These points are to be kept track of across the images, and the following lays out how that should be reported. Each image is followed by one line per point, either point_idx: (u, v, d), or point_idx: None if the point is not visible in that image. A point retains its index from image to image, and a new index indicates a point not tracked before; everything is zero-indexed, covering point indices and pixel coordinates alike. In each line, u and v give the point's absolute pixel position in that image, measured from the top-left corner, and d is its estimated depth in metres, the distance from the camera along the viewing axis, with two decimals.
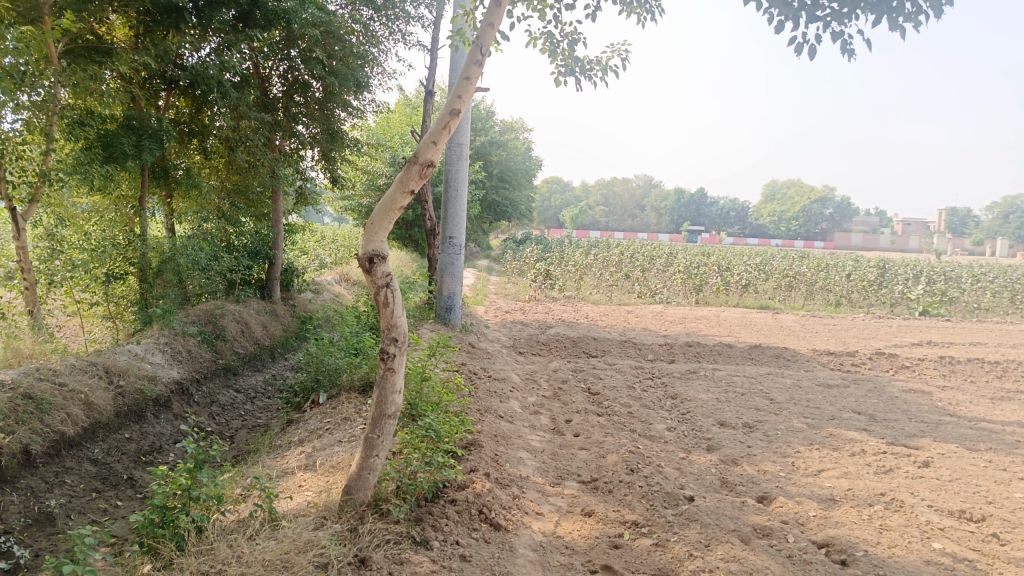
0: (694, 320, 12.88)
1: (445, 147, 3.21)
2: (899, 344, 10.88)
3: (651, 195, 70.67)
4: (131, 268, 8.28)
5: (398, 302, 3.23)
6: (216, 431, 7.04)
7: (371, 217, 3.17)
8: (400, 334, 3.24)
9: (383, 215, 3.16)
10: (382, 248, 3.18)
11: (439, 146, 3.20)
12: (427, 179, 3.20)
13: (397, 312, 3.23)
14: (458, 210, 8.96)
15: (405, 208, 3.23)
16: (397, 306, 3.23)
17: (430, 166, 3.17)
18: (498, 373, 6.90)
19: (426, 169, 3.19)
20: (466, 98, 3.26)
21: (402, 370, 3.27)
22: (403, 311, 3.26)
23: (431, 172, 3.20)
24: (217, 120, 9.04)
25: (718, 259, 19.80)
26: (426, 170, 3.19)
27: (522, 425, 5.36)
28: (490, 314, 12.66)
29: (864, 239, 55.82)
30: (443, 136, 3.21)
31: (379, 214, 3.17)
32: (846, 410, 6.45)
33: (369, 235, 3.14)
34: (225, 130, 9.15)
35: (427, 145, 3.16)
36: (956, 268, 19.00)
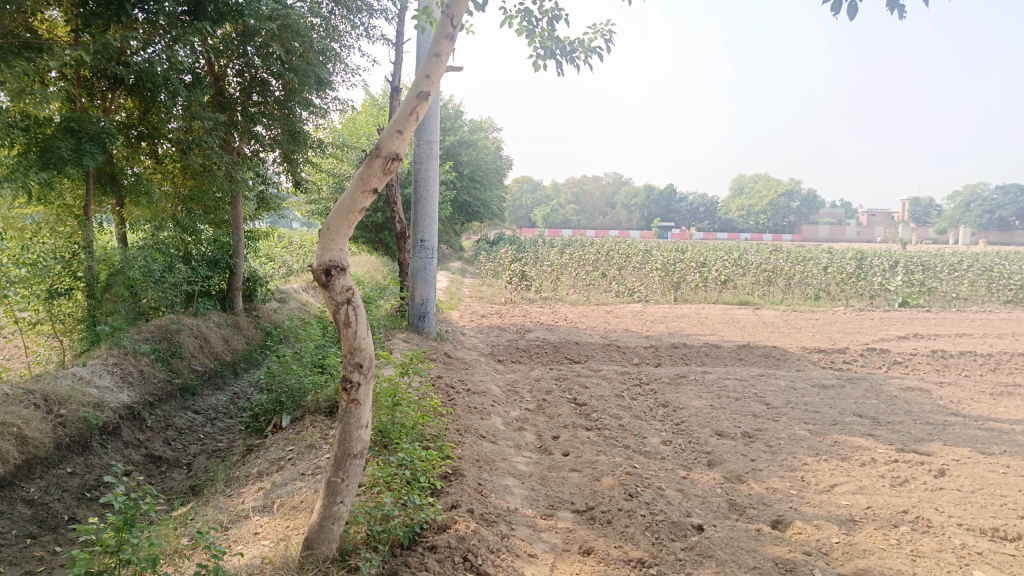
0: (674, 319, 12.52)
1: (412, 138, 2.74)
2: (886, 338, 10.60)
3: (622, 192, 70.65)
4: (78, 282, 7.67)
5: (363, 321, 2.76)
6: (171, 459, 6.49)
7: (327, 221, 2.69)
8: (365, 358, 2.77)
9: (342, 219, 2.69)
10: (341, 258, 2.70)
11: (406, 136, 2.73)
12: (392, 175, 2.71)
13: (362, 333, 2.75)
14: (429, 212, 8.46)
15: (367, 210, 2.74)
16: (361, 327, 2.76)
17: (397, 160, 2.69)
18: (477, 386, 6.43)
19: (392, 165, 2.71)
20: (435, 80, 2.80)
21: (369, 402, 2.80)
22: (367, 332, 2.78)
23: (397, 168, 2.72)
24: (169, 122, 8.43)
25: (695, 255, 19.48)
26: (392, 165, 2.71)
27: (505, 445, 4.90)
28: (466, 318, 12.18)
29: (832, 231, 56.32)
30: (410, 126, 2.73)
31: (337, 217, 2.69)
32: (847, 413, 6.08)
33: (326, 243, 2.66)
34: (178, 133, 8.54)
35: (391, 135, 2.69)
36: (932, 258, 18.90)
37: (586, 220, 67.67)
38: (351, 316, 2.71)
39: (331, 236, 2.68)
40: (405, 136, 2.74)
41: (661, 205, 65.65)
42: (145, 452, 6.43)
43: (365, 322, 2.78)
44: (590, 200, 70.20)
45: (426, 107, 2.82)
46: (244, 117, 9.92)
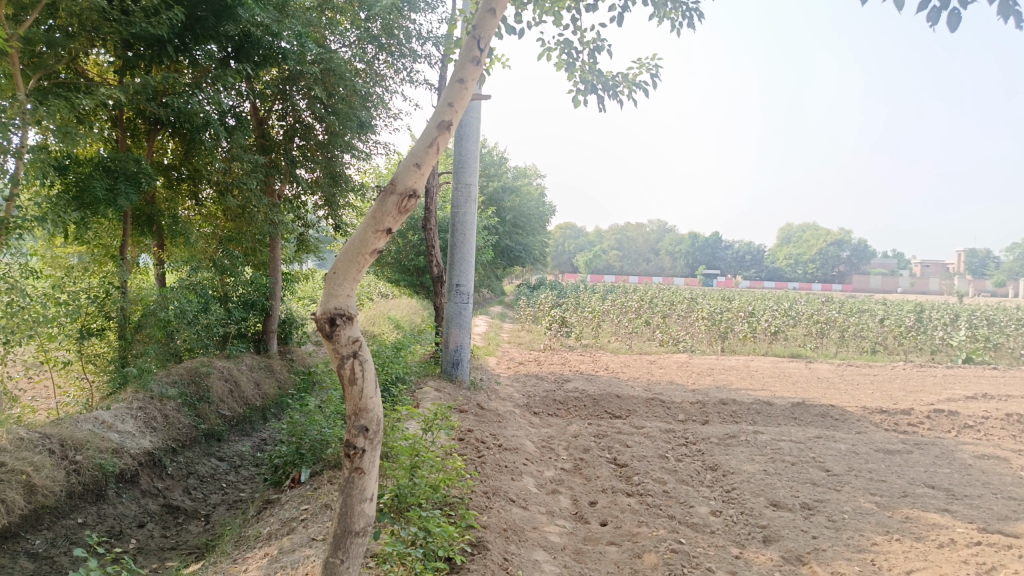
0: (722, 371, 11.94)
1: (431, 173, 2.47)
2: (953, 397, 9.87)
3: (666, 239, 69.99)
4: (109, 322, 7.54)
5: (371, 379, 2.46)
6: (189, 509, 6.20)
7: (332, 265, 2.40)
8: (372, 422, 2.46)
9: (350, 263, 2.39)
10: (348, 306, 2.41)
11: (424, 171, 2.45)
12: (407, 214, 2.42)
13: (369, 393, 2.45)
14: (465, 256, 8.19)
15: (379, 252, 2.44)
16: (370, 385, 2.45)
17: (415, 196, 2.40)
18: (510, 441, 6.04)
19: (410, 202, 2.43)
20: (458, 108, 2.53)
21: (375, 471, 2.48)
22: (376, 391, 2.47)
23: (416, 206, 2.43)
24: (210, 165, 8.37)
25: (742, 304, 18.84)
26: (409, 202, 2.42)
27: (537, 511, 4.47)
28: (503, 366, 11.81)
29: (884, 281, 54.68)
30: (429, 160, 2.46)
31: (345, 259, 2.39)
32: (917, 483, 5.50)
33: (332, 290, 2.37)
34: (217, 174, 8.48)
35: (408, 170, 2.40)
36: (997, 312, 17.93)
37: (630, 267, 67.10)
38: (359, 374, 2.40)
39: (338, 282, 2.38)
40: (424, 171, 2.46)
41: (706, 253, 64.67)
42: (163, 501, 6.16)
43: (374, 380, 2.47)
44: (633, 247, 69.70)
45: (449, 139, 2.55)
46: (284, 160, 9.89)
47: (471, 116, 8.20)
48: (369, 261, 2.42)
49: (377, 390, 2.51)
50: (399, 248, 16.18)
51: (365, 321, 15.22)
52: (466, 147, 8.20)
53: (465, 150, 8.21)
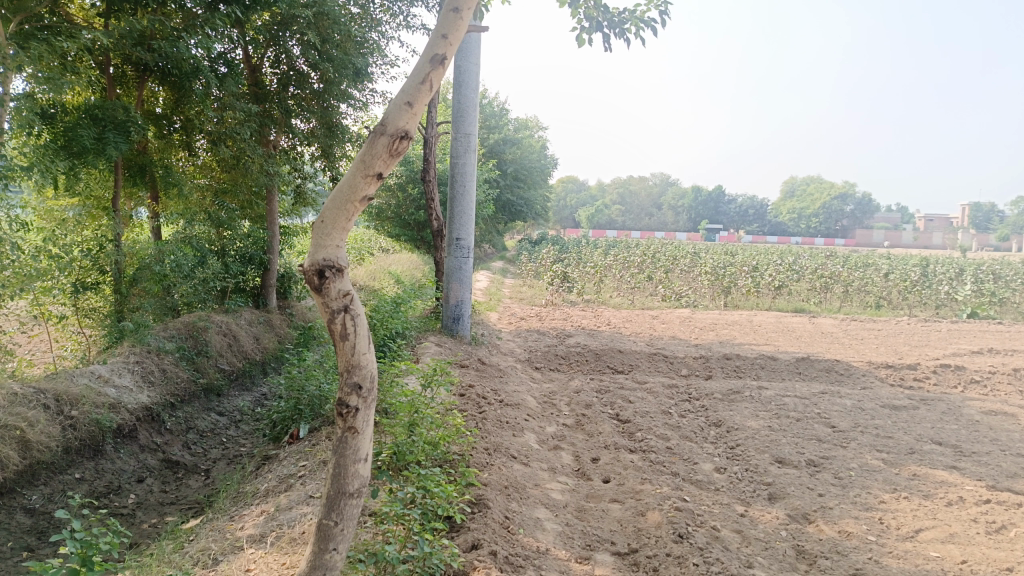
0: (725, 326, 11.85)
1: (424, 113, 2.29)
2: (957, 352, 9.79)
3: (669, 193, 69.40)
4: (104, 276, 7.38)
5: (364, 334, 2.32)
6: (189, 464, 6.16)
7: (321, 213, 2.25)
8: (366, 379, 2.32)
9: (340, 210, 2.24)
10: (338, 256, 2.26)
11: (417, 110, 2.28)
12: (398, 158, 2.25)
13: (363, 348, 2.31)
14: (466, 208, 8.01)
15: (370, 199, 2.28)
16: (363, 339, 2.31)
17: (406, 137, 2.23)
18: (511, 396, 5.96)
19: (402, 143, 2.26)
20: (453, 41, 2.35)
21: (370, 429, 2.36)
22: (369, 346, 2.33)
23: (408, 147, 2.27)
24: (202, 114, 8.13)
25: (746, 258, 18.67)
26: (402, 143, 2.26)
27: (539, 467, 4.40)
28: (504, 320, 11.72)
29: (888, 236, 54.36)
30: (421, 99, 2.28)
31: (332, 207, 2.24)
32: (924, 439, 5.43)
33: (320, 241, 2.22)
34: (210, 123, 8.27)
35: (398, 108, 2.23)
36: (1003, 267, 17.77)
37: (632, 221, 66.71)
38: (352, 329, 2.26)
39: (326, 231, 2.24)
40: (417, 110, 2.29)
41: (709, 207, 64.19)
42: (162, 456, 6.11)
43: (367, 334, 2.33)
44: (636, 201, 69.18)
45: (443, 75, 2.37)
46: (280, 110, 9.63)
47: (471, 63, 7.95)
48: (359, 208, 2.26)
49: (371, 345, 2.37)
50: (399, 201, 15.97)
51: (366, 275, 15.09)
52: (467, 96, 7.97)
53: (466, 99, 7.98)
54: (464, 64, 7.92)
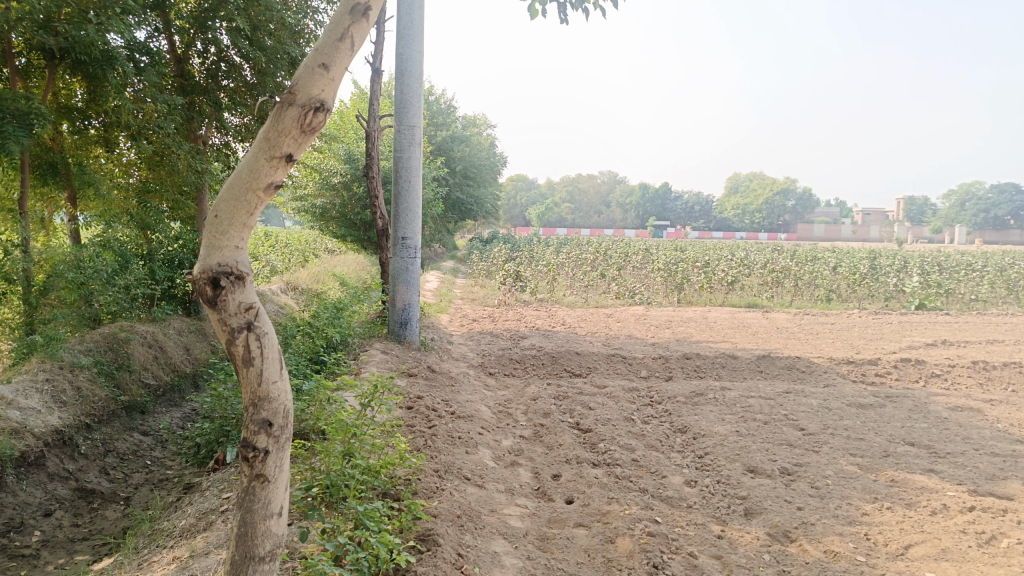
0: (681, 323, 11.61)
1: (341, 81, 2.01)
2: (913, 345, 9.72)
3: (618, 190, 69.82)
4: (12, 286, 6.63)
5: (274, 359, 2.05)
6: (107, 492, 5.54)
7: (218, 202, 1.97)
8: (275, 415, 2.04)
9: (240, 198, 1.96)
10: (235, 260, 1.98)
11: (332, 78, 2.00)
12: (310, 133, 1.97)
13: (274, 377, 2.04)
14: (412, 205, 7.54)
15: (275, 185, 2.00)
16: (273, 365, 2.05)
17: (321, 108, 1.95)
18: (463, 407, 5.54)
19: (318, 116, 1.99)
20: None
21: (283, 473, 2.09)
22: (281, 373, 2.07)
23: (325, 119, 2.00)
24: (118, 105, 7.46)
25: (697, 254, 18.59)
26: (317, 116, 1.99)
27: (495, 489, 3.97)
28: (455, 323, 11.26)
29: (829, 229, 55.63)
30: (337, 62, 2.02)
31: (231, 193, 1.95)
32: (896, 440, 5.19)
33: (216, 237, 1.94)
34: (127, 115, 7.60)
35: (311, 75, 1.95)
36: (946, 258, 18.05)
37: (581, 218, 66.84)
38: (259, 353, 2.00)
39: (225, 222, 1.96)
40: (333, 77, 2.02)
41: (657, 204, 64.77)
42: (75, 485, 5.48)
43: (278, 358, 2.07)
44: (585, 199, 69.35)
45: (366, 29, 2.08)
46: (209, 103, 9.00)
47: (414, 50, 7.51)
48: (265, 195, 1.99)
49: (284, 372, 2.10)
50: (344, 200, 15.36)
51: (309, 278, 14.42)
52: (409, 85, 7.47)
53: (409, 87, 7.47)
54: (405, 51, 7.48)
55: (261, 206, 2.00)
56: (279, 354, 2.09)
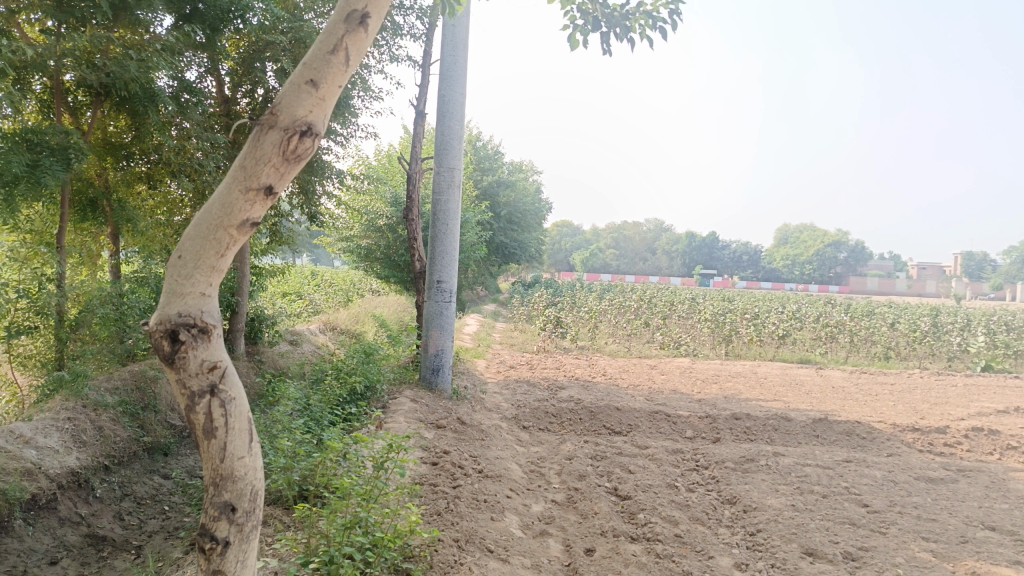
0: (728, 378, 11.04)
1: (324, 105, 2.14)
2: (983, 411, 8.99)
3: (664, 238, 69.20)
4: (43, 320, 6.54)
5: (240, 432, 2.16)
6: (118, 539, 5.28)
7: (188, 236, 2.09)
8: (239, 497, 2.15)
9: (212, 232, 2.08)
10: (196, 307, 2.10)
11: (316, 104, 2.14)
12: (289, 159, 2.10)
13: (241, 453, 2.16)
14: (448, 248, 7.30)
15: (249, 215, 2.11)
16: (240, 439, 2.17)
17: (303, 129, 2.08)
18: (493, 465, 5.18)
19: (302, 139, 2.12)
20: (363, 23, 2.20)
21: (243, 564, 2.18)
22: (249, 449, 2.18)
23: (309, 143, 2.13)
24: (160, 143, 7.42)
25: (745, 306, 18.00)
26: (301, 138, 2.12)
27: (520, 564, 3.56)
28: (492, 369, 10.93)
29: (882, 283, 53.89)
30: (325, 88, 2.15)
31: (206, 223, 2.07)
32: (975, 523, 4.62)
33: (182, 277, 2.06)
34: (168, 153, 7.57)
35: (295, 100, 2.09)
36: (1013, 317, 17.07)
37: (626, 265, 66.25)
38: (224, 426, 2.12)
39: (193, 259, 2.08)
40: (318, 100, 2.15)
41: (704, 253, 63.90)
42: (86, 531, 5.25)
43: (246, 432, 2.19)
44: (630, 246, 68.89)
45: (361, 38, 2.22)
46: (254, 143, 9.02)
47: (457, 91, 7.35)
48: (238, 228, 2.11)
49: (254, 448, 2.22)
50: (388, 242, 15.31)
51: (348, 319, 14.29)
52: (450, 127, 7.30)
53: (449, 128, 7.30)
54: (447, 92, 7.32)
55: (233, 240, 2.11)
56: (248, 426, 2.21)
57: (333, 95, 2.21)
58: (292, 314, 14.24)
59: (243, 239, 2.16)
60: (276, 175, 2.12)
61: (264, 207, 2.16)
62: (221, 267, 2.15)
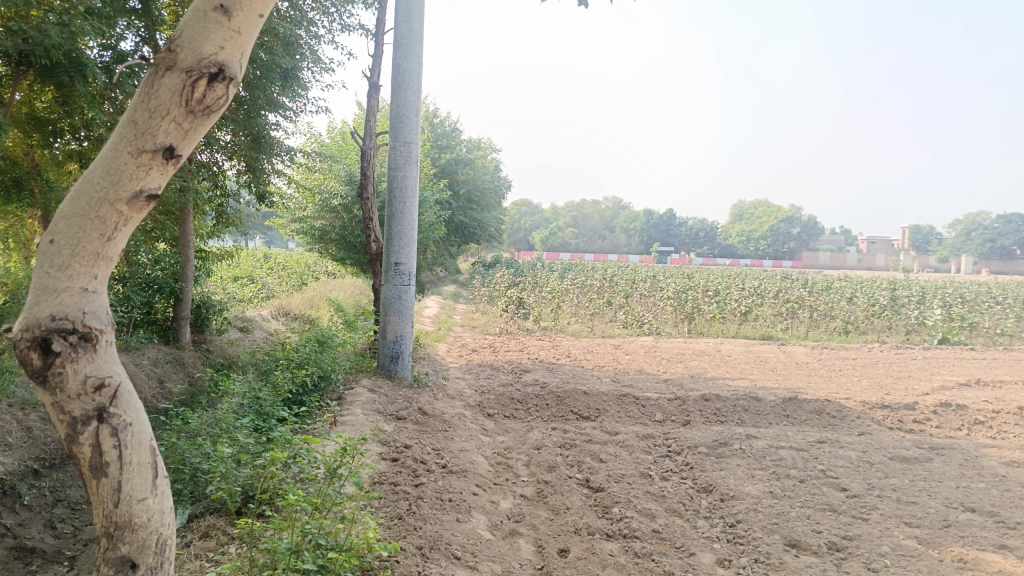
0: (693, 357, 10.90)
1: (228, 49, 2.06)
2: (945, 385, 8.99)
3: (622, 216, 69.40)
4: None
5: (138, 470, 2.09)
6: (47, 550, 4.80)
7: (74, 198, 2.00)
8: (138, 548, 2.08)
9: (103, 194, 2.00)
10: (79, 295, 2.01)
11: (220, 46, 2.05)
12: (189, 108, 2.03)
13: (140, 494, 2.09)
14: (406, 228, 6.93)
15: (145, 170, 2.04)
16: (138, 478, 2.09)
17: (206, 73, 2.01)
18: (457, 459, 4.88)
19: (209, 83, 2.04)
20: None
21: None
22: (150, 489, 2.12)
23: (218, 86, 2.05)
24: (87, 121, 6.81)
25: (706, 283, 17.96)
26: (209, 82, 2.04)
27: (490, 572, 3.28)
28: (453, 353, 10.61)
29: (835, 257, 54.94)
30: (230, 28, 2.06)
31: (98, 181, 2.00)
32: (956, 506, 4.49)
33: (68, 253, 1.98)
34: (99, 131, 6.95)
35: (196, 41, 2.00)
36: (967, 290, 17.33)
37: (585, 243, 66.28)
38: (117, 462, 2.04)
39: (83, 223, 1.98)
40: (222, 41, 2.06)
41: (662, 230, 64.26)
42: (11, 543, 4.76)
43: (145, 468, 2.11)
44: (590, 224, 68.96)
45: None
46: None
47: (413, 61, 6.94)
48: (133, 191, 2.04)
49: (156, 487, 2.15)
50: (343, 223, 14.80)
51: (302, 303, 13.77)
52: (406, 99, 6.89)
53: (405, 101, 6.89)
54: (403, 62, 6.90)
55: (128, 203, 2.04)
56: (150, 460, 2.14)
57: (248, 28, 2.11)
58: (243, 298, 13.66)
59: (143, 201, 2.09)
60: (177, 130, 2.05)
61: (164, 167, 2.09)
62: (115, 234, 2.06)
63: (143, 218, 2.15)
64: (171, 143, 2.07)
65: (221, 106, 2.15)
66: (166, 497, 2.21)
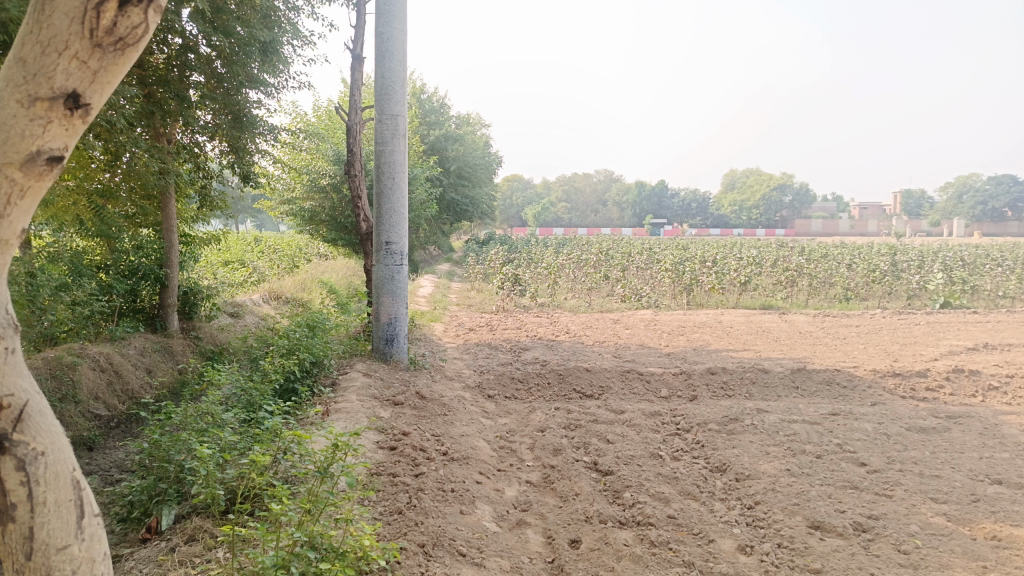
0: (694, 329, 10.69)
1: None
2: (953, 350, 8.81)
3: (614, 189, 69.00)
4: None
5: (58, 511, 1.97)
6: None
7: None
8: None
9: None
10: None
11: None
12: (92, 40, 1.85)
13: (62, 539, 1.97)
14: (396, 205, 6.63)
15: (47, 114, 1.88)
16: (59, 519, 1.97)
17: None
18: (458, 444, 4.65)
19: (118, 10, 1.86)
20: None
21: None
22: (74, 534, 2.00)
23: (126, 10, 1.86)
24: None
25: (703, 253, 17.71)
26: (117, 8, 1.85)
27: (498, 569, 3.05)
28: (450, 333, 10.37)
29: (827, 224, 54.81)
30: None
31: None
32: (983, 478, 4.29)
33: None
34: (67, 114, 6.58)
35: None
36: (966, 252, 17.14)
37: (578, 217, 65.91)
38: (26, 502, 1.92)
39: None
40: None
41: (654, 202, 63.91)
42: None
43: (68, 510, 2.00)
44: (582, 198, 68.58)
45: None
46: (173, 98, 8.13)
47: (396, 28, 6.59)
48: (32, 145, 1.88)
49: (83, 531, 2.03)
50: (334, 203, 14.48)
51: (294, 286, 13.48)
52: (391, 69, 6.56)
53: (389, 71, 6.56)
54: (385, 29, 6.55)
55: (25, 158, 1.88)
56: (72, 499, 2.02)
57: None
58: (233, 283, 13.36)
59: (47, 157, 1.93)
60: (80, 70, 1.88)
61: (70, 119, 1.92)
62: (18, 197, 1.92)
63: (54, 179, 2.00)
64: (75, 91, 1.90)
65: (139, 41, 1.96)
66: (99, 541, 2.10)
